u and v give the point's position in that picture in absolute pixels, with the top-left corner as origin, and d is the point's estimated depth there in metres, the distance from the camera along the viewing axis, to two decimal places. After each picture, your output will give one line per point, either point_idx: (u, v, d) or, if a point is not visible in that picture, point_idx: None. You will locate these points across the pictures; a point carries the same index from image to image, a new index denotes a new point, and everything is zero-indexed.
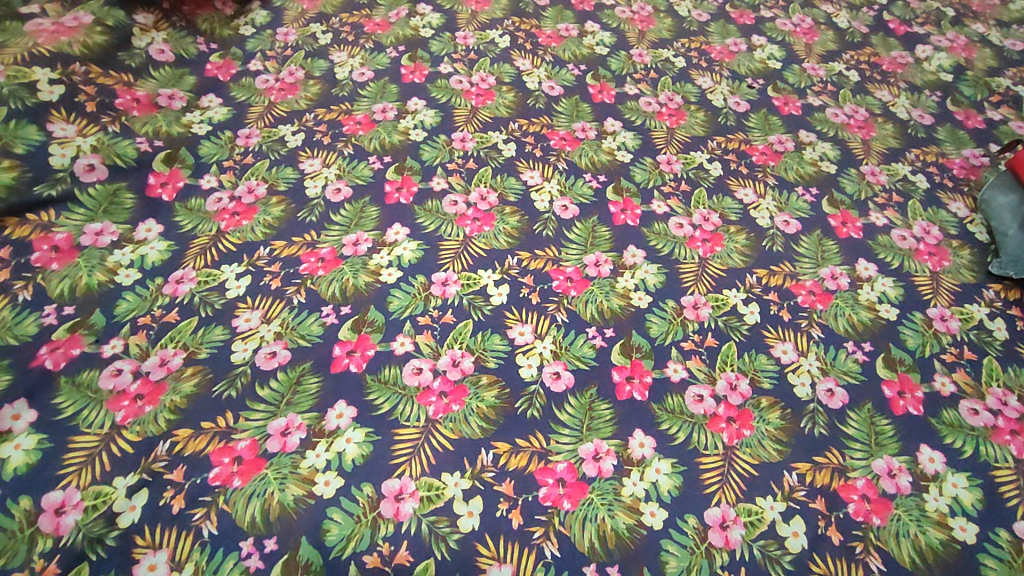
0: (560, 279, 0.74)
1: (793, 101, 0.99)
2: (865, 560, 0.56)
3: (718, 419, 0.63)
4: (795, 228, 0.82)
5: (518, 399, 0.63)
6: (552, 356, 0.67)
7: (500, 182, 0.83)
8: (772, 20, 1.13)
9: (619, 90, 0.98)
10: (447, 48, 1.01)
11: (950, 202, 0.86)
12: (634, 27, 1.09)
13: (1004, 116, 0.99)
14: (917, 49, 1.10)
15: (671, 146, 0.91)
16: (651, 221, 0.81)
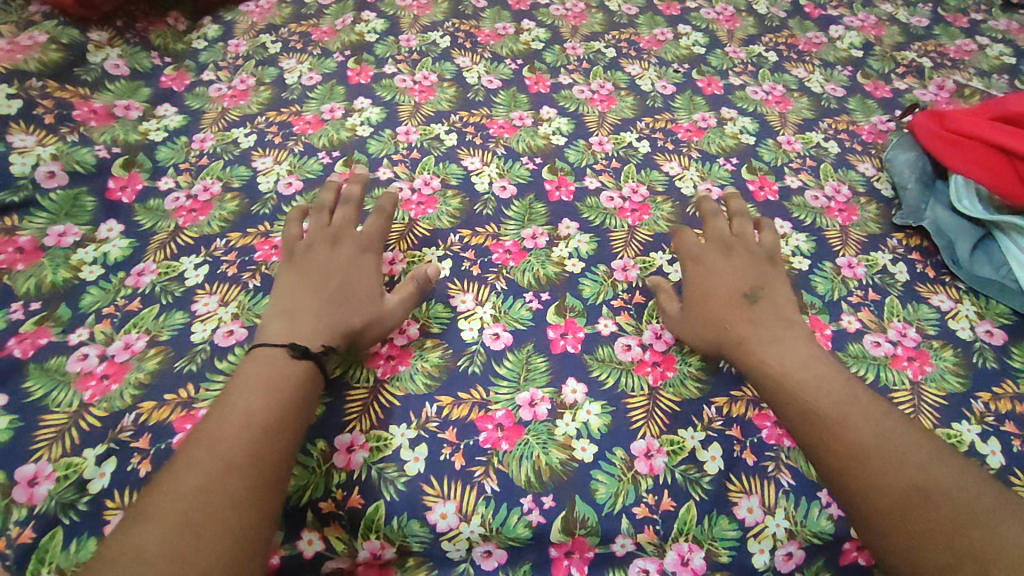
0: (500, 252, 0.79)
1: (715, 82, 1.06)
2: (776, 476, 0.62)
3: (644, 364, 0.69)
4: (717, 195, 0.89)
5: (460, 358, 0.68)
6: (492, 319, 0.72)
7: (442, 169, 0.89)
8: (696, 10, 1.21)
9: (554, 81, 1.05)
10: (391, 50, 1.08)
11: (859, 163, 0.94)
12: (567, 23, 1.17)
13: (909, 86, 1.07)
14: (830, 30, 1.18)
15: (603, 129, 0.97)
16: (584, 196, 0.87)
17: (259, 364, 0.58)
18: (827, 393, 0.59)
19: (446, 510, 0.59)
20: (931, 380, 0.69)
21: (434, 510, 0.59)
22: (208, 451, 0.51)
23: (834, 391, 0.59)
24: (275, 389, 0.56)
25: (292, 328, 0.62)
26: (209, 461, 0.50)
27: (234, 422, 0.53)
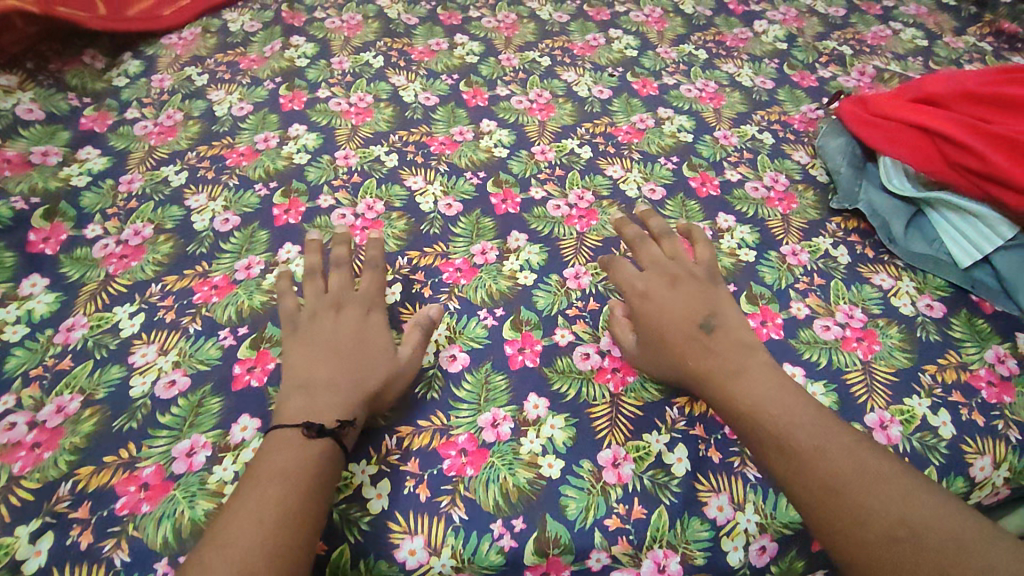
0: (450, 271, 0.78)
1: (650, 83, 1.08)
2: (742, 471, 0.62)
3: (604, 371, 0.69)
4: (660, 194, 0.90)
5: (417, 384, 0.67)
6: (447, 341, 0.71)
7: (385, 191, 0.88)
8: (626, 13, 1.23)
9: (491, 93, 1.05)
10: (324, 74, 1.06)
11: (794, 152, 0.96)
12: (500, 35, 1.17)
13: (833, 73, 1.11)
14: (755, 25, 1.22)
15: (544, 138, 0.98)
16: (531, 206, 0.87)
17: (275, 451, 0.55)
18: (798, 420, 0.56)
19: (414, 546, 0.57)
20: (880, 359, 0.70)
21: (402, 547, 0.57)
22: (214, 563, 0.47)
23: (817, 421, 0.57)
24: (284, 465, 0.53)
25: (309, 403, 0.58)
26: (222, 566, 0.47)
27: (244, 517, 0.50)
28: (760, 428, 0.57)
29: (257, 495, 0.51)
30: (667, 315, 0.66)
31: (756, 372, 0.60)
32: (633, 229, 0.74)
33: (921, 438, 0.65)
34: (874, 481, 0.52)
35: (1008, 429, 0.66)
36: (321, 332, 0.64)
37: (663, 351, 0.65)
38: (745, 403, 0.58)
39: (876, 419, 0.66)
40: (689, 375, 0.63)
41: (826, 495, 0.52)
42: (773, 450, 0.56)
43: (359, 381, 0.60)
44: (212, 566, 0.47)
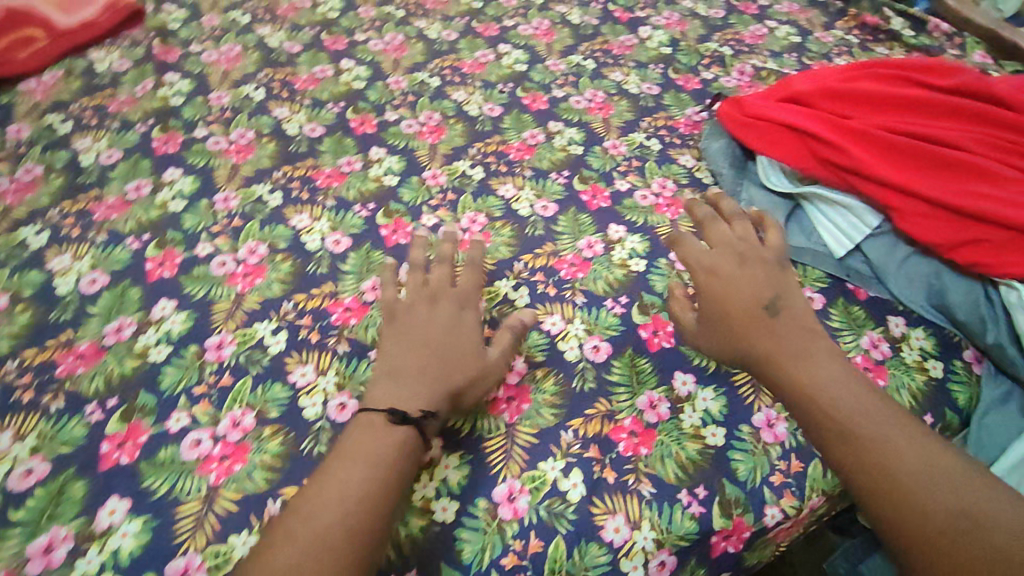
0: (339, 311, 0.76)
1: (540, 97, 1.09)
2: (637, 488, 0.62)
3: (497, 401, 0.67)
4: (553, 210, 0.90)
5: (303, 440, 0.64)
6: (336, 389, 0.68)
7: (268, 233, 0.84)
8: (514, 28, 1.24)
9: (380, 119, 1.03)
10: (201, 111, 1.01)
11: (680, 156, 0.98)
12: (388, 58, 1.15)
13: (715, 74, 1.15)
14: (639, 31, 1.25)
15: (435, 162, 0.96)
16: (422, 234, 0.85)
17: (365, 427, 0.58)
18: (856, 410, 0.55)
19: None
20: None
21: None
22: (302, 529, 0.51)
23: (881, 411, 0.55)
24: (376, 447, 0.56)
25: (397, 392, 0.60)
26: (306, 533, 0.51)
27: (330, 488, 0.53)
28: (822, 411, 0.56)
29: (341, 470, 0.55)
30: (735, 294, 0.65)
31: (822, 356, 0.60)
32: (703, 209, 0.75)
33: None
34: (936, 472, 0.51)
35: None
36: (413, 323, 0.66)
37: (726, 326, 0.65)
38: (807, 383, 0.58)
39: (764, 418, 0.67)
40: (752, 355, 0.62)
41: (883, 481, 0.51)
42: (834, 433, 0.55)
43: (449, 375, 0.62)
44: (296, 533, 0.51)
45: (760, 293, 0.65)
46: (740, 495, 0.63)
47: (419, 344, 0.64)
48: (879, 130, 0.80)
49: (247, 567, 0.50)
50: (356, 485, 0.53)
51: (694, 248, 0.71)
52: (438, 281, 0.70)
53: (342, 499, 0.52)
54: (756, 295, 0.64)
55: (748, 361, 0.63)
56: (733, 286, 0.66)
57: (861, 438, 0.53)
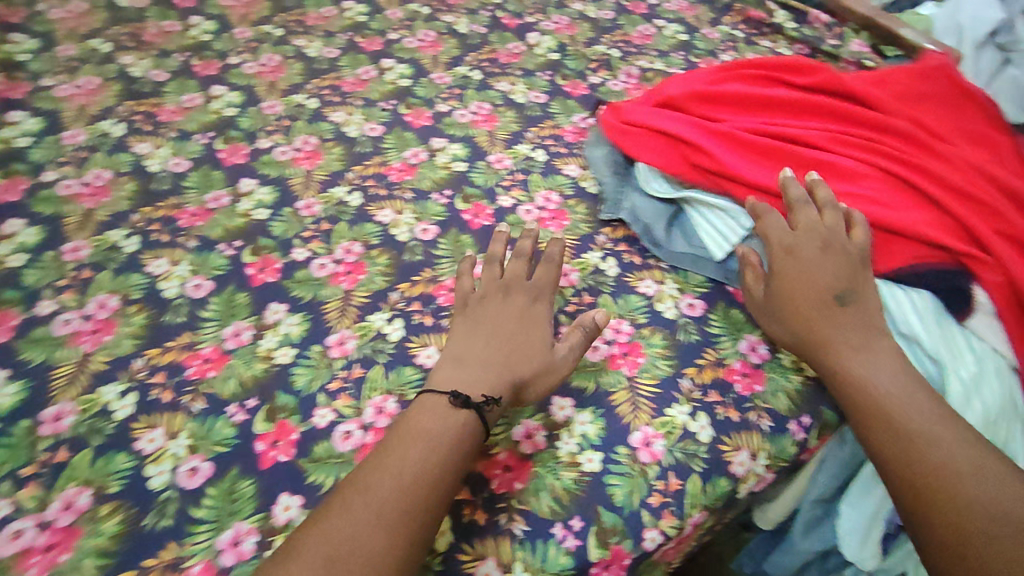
0: (196, 364, 0.70)
1: (423, 113, 1.05)
2: (510, 527, 0.59)
3: (366, 448, 0.65)
4: (433, 233, 0.86)
5: (146, 515, 0.59)
6: (187, 453, 0.63)
7: (120, 283, 0.77)
8: (399, 41, 1.20)
9: (252, 148, 0.97)
10: (51, 152, 0.92)
11: (565, 166, 0.96)
12: (264, 80, 1.09)
13: (602, 78, 1.14)
14: (528, 37, 1.22)
15: (309, 190, 0.91)
16: (293, 270, 0.81)
17: (438, 417, 0.59)
18: (917, 407, 0.59)
19: None
20: (644, 372, 0.70)
21: None
22: (361, 502, 0.53)
23: (939, 414, 0.59)
24: (444, 441, 0.57)
25: (463, 378, 0.62)
26: (359, 513, 0.52)
27: (387, 471, 0.55)
28: (881, 406, 0.60)
29: (401, 459, 0.55)
30: (798, 288, 0.67)
31: (878, 355, 0.63)
32: (796, 190, 0.72)
33: (682, 447, 0.65)
34: (984, 475, 0.55)
35: (760, 418, 0.68)
36: (485, 316, 0.69)
37: (784, 309, 0.68)
38: (861, 378, 0.62)
39: (641, 437, 0.65)
40: (812, 341, 0.65)
41: (925, 474, 0.56)
42: (887, 425, 0.59)
43: (513, 367, 0.64)
44: (353, 504, 0.52)
45: (833, 283, 0.66)
46: (617, 522, 0.61)
47: (491, 336, 0.66)
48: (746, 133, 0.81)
49: (305, 532, 0.52)
50: (421, 471, 0.55)
51: (774, 229, 0.71)
52: (513, 279, 0.72)
53: (410, 484, 0.54)
54: (824, 287, 0.66)
55: (805, 343, 0.66)
56: (800, 271, 0.68)
57: (914, 434, 0.58)
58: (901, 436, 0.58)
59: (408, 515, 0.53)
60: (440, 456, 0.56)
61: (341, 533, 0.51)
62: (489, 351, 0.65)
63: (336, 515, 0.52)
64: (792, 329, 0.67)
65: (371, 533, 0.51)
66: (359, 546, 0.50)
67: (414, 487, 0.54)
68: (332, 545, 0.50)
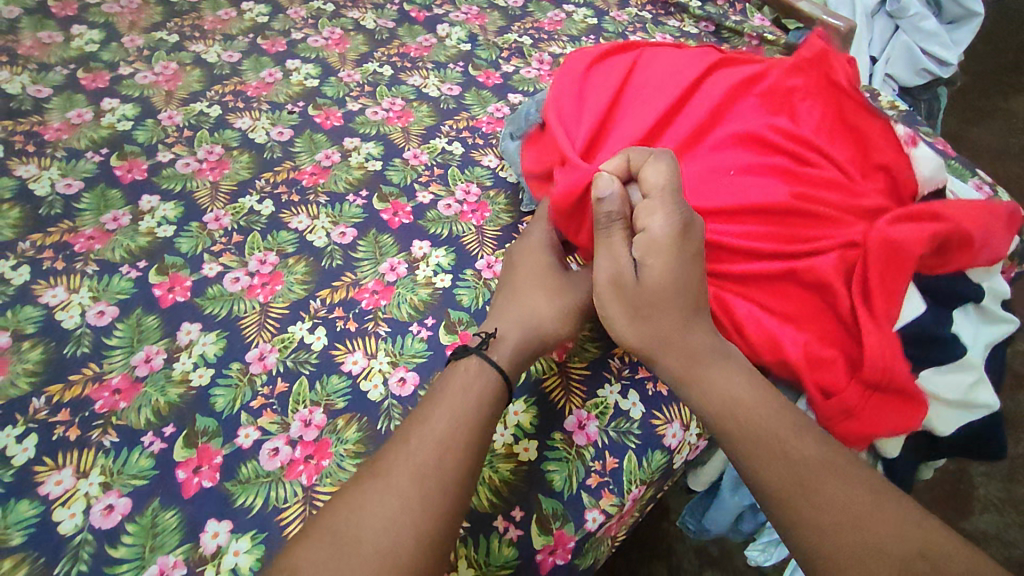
0: (104, 396, 0.66)
1: (333, 114, 1.02)
2: None
3: (295, 463, 0.63)
4: (351, 236, 0.84)
5: (59, 562, 0.56)
6: (101, 490, 0.60)
7: (11, 317, 0.72)
8: (303, 40, 1.15)
9: (151, 162, 0.92)
10: None
11: (483, 157, 0.96)
12: (160, 90, 1.03)
13: (516, 67, 1.14)
14: (437, 29, 1.20)
15: (217, 201, 0.87)
16: (204, 287, 0.77)
17: (454, 381, 0.58)
18: (782, 434, 0.53)
19: None
20: (574, 356, 0.71)
21: None
22: (373, 484, 0.50)
23: (806, 440, 0.53)
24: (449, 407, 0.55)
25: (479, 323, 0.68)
26: (372, 493, 0.50)
27: (400, 451, 0.52)
28: (748, 430, 0.54)
29: (417, 431, 0.53)
30: (668, 295, 0.57)
31: (732, 379, 0.57)
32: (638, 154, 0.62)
33: (616, 426, 0.66)
34: (863, 505, 0.48)
35: None
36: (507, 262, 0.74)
37: (650, 316, 0.58)
38: (725, 399, 0.56)
39: (575, 420, 0.66)
40: (673, 359, 0.58)
41: (806, 507, 0.49)
42: (764, 450, 0.52)
43: (514, 306, 0.67)
44: (364, 490, 0.50)
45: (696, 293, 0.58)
46: (556, 507, 0.61)
47: (505, 279, 0.72)
48: (653, 82, 0.79)
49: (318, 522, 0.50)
50: (427, 440, 0.52)
51: (661, 188, 0.58)
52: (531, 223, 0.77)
53: (430, 449, 0.52)
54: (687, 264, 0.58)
55: (665, 351, 0.58)
56: (668, 274, 0.57)
57: (790, 457, 0.52)
58: (773, 461, 0.52)
59: (418, 477, 0.50)
60: (451, 418, 0.54)
61: (357, 518, 0.48)
62: (509, 299, 0.68)
63: (353, 499, 0.50)
64: (658, 336, 0.58)
65: (387, 508, 0.49)
66: (374, 527, 0.48)
67: (433, 450, 0.52)
68: (342, 531, 0.48)
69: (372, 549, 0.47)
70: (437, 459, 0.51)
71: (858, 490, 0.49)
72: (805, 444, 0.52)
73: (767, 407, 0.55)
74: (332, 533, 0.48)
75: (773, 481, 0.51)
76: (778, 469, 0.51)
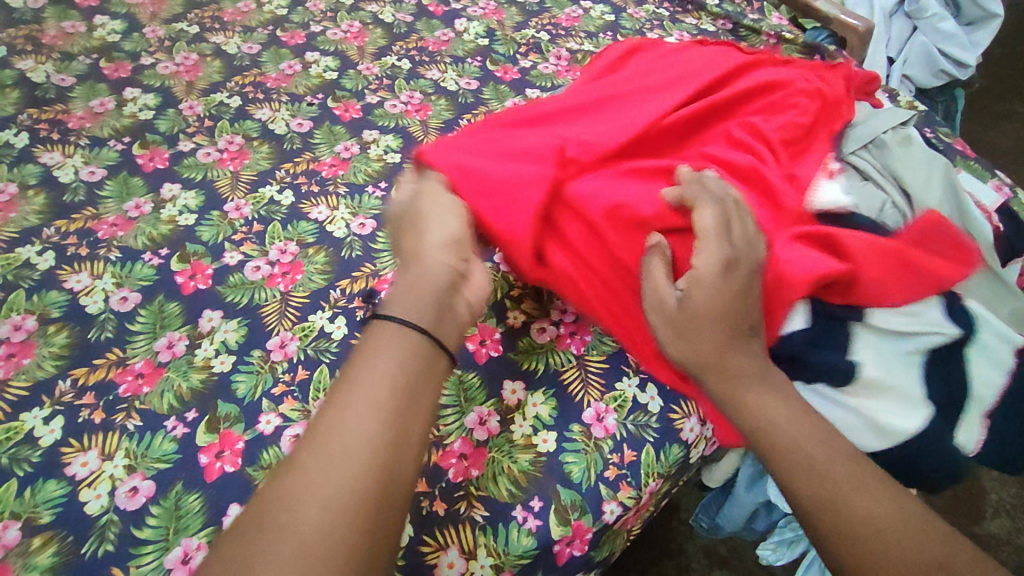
0: (128, 380, 0.67)
1: (352, 106, 1.02)
2: (470, 515, 0.59)
3: None
4: (370, 227, 0.84)
5: (87, 541, 0.57)
6: (126, 473, 0.60)
7: (37, 301, 0.73)
8: (322, 32, 1.15)
9: (173, 151, 0.92)
10: None
11: None
12: (180, 80, 1.03)
13: (533, 62, 1.14)
14: (455, 24, 1.20)
15: (238, 191, 0.88)
16: (225, 275, 0.77)
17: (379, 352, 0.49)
18: (812, 455, 0.50)
19: None
20: (592, 349, 0.71)
21: None
22: (305, 475, 0.42)
23: (836, 459, 0.50)
24: (379, 379, 0.47)
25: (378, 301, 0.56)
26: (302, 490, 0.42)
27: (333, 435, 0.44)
28: (784, 455, 0.51)
29: (348, 408, 0.45)
30: (724, 314, 0.55)
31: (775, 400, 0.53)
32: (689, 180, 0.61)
33: (634, 419, 0.66)
34: (895, 527, 0.46)
35: None
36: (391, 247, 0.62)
37: (697, 332, 0.55)
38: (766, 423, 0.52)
39: (593, 413, 0.66)
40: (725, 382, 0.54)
41: (841, 531, 0.47)
42: (797, 473, 0.50)
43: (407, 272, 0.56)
44: (294, 485, 0.42)
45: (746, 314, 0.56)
46: (574, 499, 0.61)
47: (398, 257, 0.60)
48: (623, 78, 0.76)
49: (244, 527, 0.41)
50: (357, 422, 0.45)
51: (713, 228, 0.57)
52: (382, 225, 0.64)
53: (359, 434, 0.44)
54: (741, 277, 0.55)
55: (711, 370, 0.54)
56: (718, 295, 0.55)
57: (825, 480, 0.49)
58: (808, 485, 0.49)
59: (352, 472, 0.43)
60: (377, 401, 0.46)
61: (288, 520, 0.41)
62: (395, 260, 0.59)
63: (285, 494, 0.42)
64: (717, 357, 0.54)
65: (317, 509, 0.41)
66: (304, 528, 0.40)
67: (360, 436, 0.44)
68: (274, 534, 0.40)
69: (303, 554, 0.39)
70: (369, 445, 0.44)
71: (893, 513, 0.47)
72: (835, 465, 0.50)
73: (804, 428, 0.52)
74: (264, 533, 0.40)
75: (811, 507, 0.49)
76: (816, 495, 0.49)
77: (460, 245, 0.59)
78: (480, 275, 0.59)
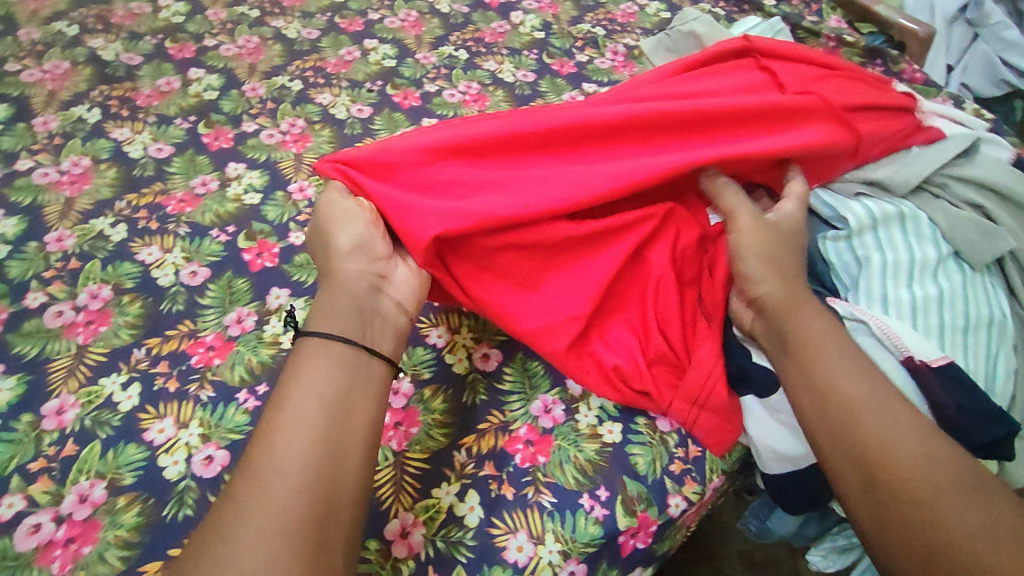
0: (200, 352, 0.68)
1: (411, 94, 1.03)
2: (537, 500, 0.60)
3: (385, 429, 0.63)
4: None
5: (167, 505, 0.58)
6: (201, 441, 0.62)
7: (112, 272, 0.74)
8: (380, 20, 1.16)
9: (237, 131, 0.94)
10: (24, 140, 0.88)
11: None
12: (243, 62, 1.05)
13: (590, 57, 1.14)
14: (511, 16, 1.21)
15: (301, 173, 0.89)
16: (291, 254, 0.78)
17: (308, 366, 0.53)
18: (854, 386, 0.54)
19: None
20: None
21: None
22: (250, 491, 0.46)
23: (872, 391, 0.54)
24: (311, 396, 0.51)
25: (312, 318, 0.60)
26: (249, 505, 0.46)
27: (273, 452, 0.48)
28: (824, 380, 0.55)
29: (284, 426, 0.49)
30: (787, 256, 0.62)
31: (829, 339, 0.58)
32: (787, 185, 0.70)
33: None
34: (920, 452, 0.50)
35: None
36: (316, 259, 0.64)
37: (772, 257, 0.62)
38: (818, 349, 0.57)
39: None
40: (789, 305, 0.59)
41: (862, 449, 0.51)
42: (830, 394, 0.54)
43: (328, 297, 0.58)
44: (242, 499, 0.46)
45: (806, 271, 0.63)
46: (640, 490, 0.62)
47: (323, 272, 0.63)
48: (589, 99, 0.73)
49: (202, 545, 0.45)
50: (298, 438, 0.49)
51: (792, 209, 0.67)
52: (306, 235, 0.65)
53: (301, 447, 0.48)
54: (791, 263, 0.62)
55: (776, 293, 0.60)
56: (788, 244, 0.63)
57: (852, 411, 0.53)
58: (842, 407, 0.53)
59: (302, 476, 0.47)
60: (318, 412, 0.50)
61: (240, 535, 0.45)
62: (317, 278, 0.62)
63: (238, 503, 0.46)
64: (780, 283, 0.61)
65: (268, 517, 0.45)
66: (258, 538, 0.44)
67: (299, 448, 0.48)
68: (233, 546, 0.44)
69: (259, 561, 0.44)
70: (312, 454, 0.48)
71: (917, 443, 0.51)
72: (869, 397, 0.53)
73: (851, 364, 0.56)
74: (225, 536, 0.45)
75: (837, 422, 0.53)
76: (848, 409, 0.53)
77: (373, 256, 0.60)
78: (403, 271, 0.61)
